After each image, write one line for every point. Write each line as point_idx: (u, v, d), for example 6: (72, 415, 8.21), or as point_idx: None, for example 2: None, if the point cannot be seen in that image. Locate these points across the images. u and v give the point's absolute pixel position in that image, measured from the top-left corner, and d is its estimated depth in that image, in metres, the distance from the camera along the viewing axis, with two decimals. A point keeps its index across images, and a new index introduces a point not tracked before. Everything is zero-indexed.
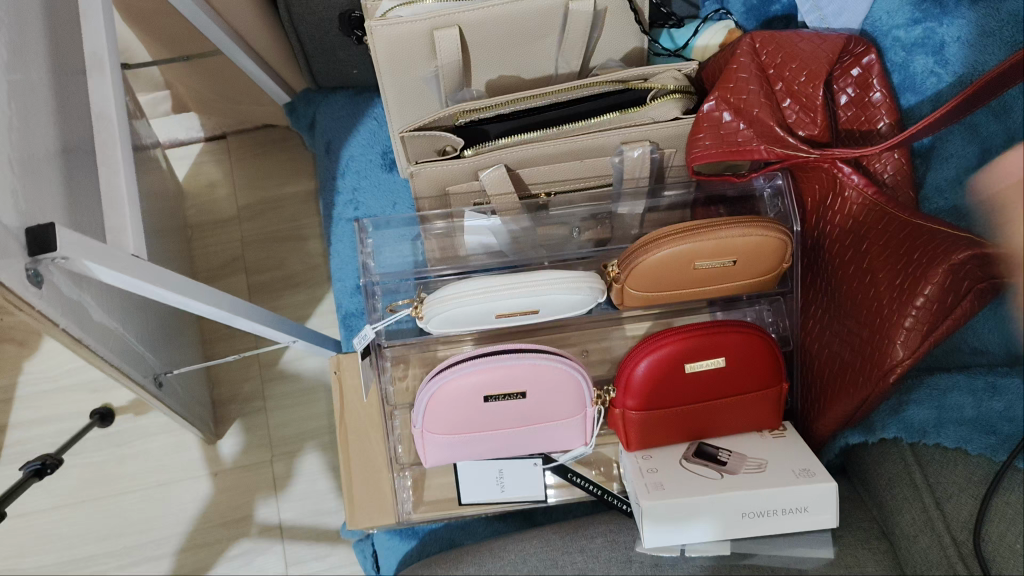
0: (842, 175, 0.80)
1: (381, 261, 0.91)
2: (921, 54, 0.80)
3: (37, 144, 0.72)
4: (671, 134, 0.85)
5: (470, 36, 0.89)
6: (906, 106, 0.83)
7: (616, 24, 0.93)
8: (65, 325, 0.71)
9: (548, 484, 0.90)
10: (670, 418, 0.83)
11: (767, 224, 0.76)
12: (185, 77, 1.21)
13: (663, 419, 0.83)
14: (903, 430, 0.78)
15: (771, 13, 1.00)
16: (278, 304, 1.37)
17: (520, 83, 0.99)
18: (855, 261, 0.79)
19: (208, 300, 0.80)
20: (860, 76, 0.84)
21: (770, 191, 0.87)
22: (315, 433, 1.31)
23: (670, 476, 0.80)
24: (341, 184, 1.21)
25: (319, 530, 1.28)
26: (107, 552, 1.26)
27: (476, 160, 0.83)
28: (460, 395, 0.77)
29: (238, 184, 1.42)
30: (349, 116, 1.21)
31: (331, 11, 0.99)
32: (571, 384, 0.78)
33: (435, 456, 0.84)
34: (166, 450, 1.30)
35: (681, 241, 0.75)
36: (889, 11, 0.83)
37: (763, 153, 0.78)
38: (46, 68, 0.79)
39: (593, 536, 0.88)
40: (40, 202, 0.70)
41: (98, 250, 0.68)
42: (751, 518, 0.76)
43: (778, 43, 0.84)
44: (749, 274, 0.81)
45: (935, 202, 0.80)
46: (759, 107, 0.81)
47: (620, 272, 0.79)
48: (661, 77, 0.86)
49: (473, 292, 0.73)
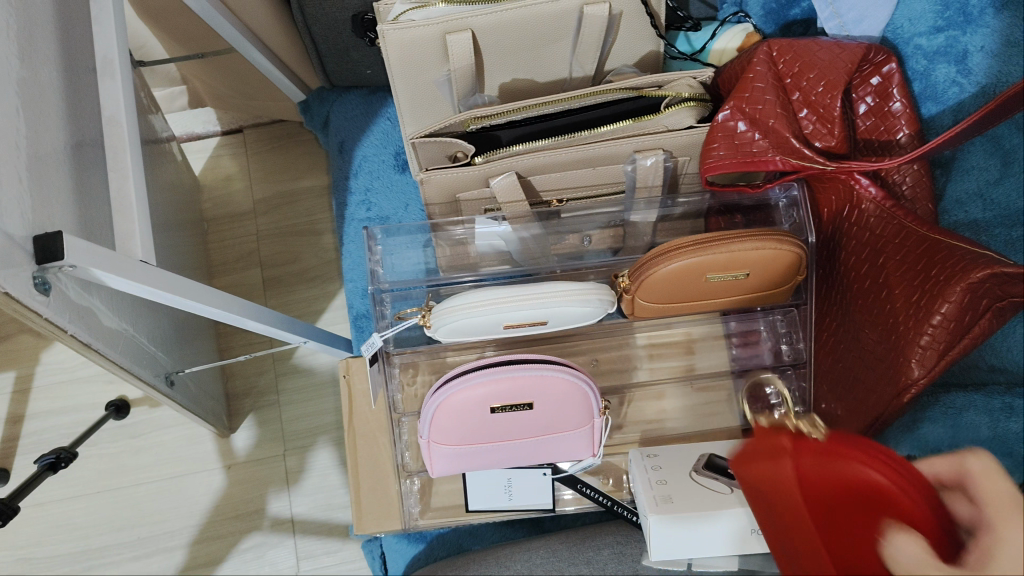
0: (859, 187, 0.79)
1: (393, 267, 0.90)
2: (943, 62, 0.78)
3: (46, 148, 0.72)
4: (686, 143, 0.84)
5: (483, 40, 0.88)
6: (926, 116, 0.81)
7: (632, 28, 0.91)
8: (74, 331, 0.71)
9: (564, 497, 0.91)
10: (765, 468, 0.55)
11: (780, 238, 0.75)
12: (200, 71, 1.20)
13: (754, 478, 0.55)
14: (915, 448, 0.76)
15: (790, 18, 0.98)
16: (291, 299, 1.36)
17: (534, 87, 0.98)
18: (871, 275, 0.77)
19: (216, 302, 0.80)
20: (879, 85, 0.82)
21: (785, 201, 0.87)
22: (326, 428, 1.32)
23: (679, 489, 0.78)
24: (354, 184, 1.21)
25: (330, 525, 1.28)
26: (121, 543, 1.27)
27: (487, 168, 0.82)
28: (466, 406, 0.77)
29: (254, 178, 1.42)
30: (362, 115, 1.20)
31: (344, 12, 0.98)
32: (578, 395, 0.78)
33: (442, 466, 0.83)
34: (181, 442, 1.31)
35: (694, 255, 0.73)
36: (912, 19, 0.81)
37: (779, 164, 0.77)
38: (57, 70, 0.78)
39: (600, 548, 0.87)
40: (47, 207, 0.70)
41: (105, 257, 0.67)
42: (761, 534, 0.75)
43: (796, 52, 0.82)
44: (761, 286, 0.79)
45: (954, 215, 0.80)
46: (776, 118, 0.79)
47: (630, 284, 0.78)
48: (676, 84, 0.84)
49: (484, 301, 0.72)
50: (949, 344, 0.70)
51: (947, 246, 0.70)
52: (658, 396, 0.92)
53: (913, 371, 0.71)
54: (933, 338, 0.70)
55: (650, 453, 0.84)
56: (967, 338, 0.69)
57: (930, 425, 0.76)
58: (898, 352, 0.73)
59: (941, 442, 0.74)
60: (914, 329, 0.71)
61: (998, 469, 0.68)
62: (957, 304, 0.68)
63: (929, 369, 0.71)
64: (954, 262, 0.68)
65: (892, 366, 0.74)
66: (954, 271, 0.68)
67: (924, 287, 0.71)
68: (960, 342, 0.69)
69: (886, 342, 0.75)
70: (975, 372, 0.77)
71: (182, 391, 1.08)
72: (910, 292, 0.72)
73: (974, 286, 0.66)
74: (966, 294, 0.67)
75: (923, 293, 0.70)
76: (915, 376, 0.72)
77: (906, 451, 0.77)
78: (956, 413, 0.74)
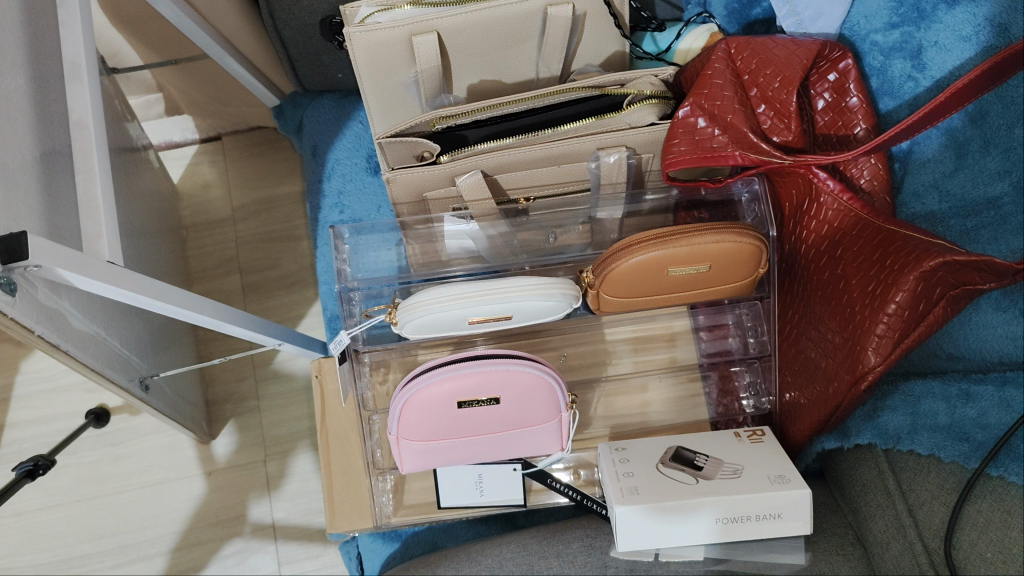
0: (817, 181, 0.79)
1: (361, 266, 0.91)
2: (899, 58, 0.80)
3: (12, 152, 0.73)
4: (648, 140, 0.85)
5: (448, 42, 0.89)
6: (884, 111, 0.84)
7: (597, 28, 0.93)
8: (42, 331, 0.72)
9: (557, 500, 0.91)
10: None
11: (739, 230, 0.76)
12: (174, 78, 1.20)
13: None
14: (876, 437, 0.78)
15: (752, 18, 1.00)
16: (271, 304, 1.37)
17: (503, 87, 0.99)
18: (829, 267, 0.79)
19: (189, 305, 0.80)
20: (836, 81, 0.84)
21: (748, 195, 0.88)
22: (307, 433, 1.32)
23: (647, 480, 0.79)
24: (328, 187, 1.21)
25: (310, 530, 1.28)
26: (102, 551, 1.27)
27: (452, 167, 0.83)
28: (433, 401, 0.77)
29: (232, 185, 1.43)
30: (335, 119, 1.21)
31: (313, 16, 0.99)
32: (545, 388, 0.79)
33: (412, 462, 0.84)
34: (160, 449, 1.31)
35: (655, 249, 0.75)
36: (868, 16, 0.83)
37: (738, 159, 0.78)
38: (24, 76, 0.79)
39: (570, 542, 0.88)
40: (14, 210, 0.70)
41: (72, 258, 0.68)
42: (726, 523, 0.76)
43: (753, 49, 0.83)
44: (723, 279, 0.81)
45: (912, 208, 0.81)
46: (734, 113, 0.81)
47: (594, 279, 0.80)
48: (638, 82, 0.85)
49: (450, 295, 0.74)
50: (904, 333, 0.72)
51: (902, 237, 0.72)
52: (629, 390, 0.93)
53: (869, 358, 0.73)
54: (888, 327, 0.71)
55: (619, 446, 0.85)
56: (922, 326, 0.71)
57: (890, 413, 0.77)
58: (854, 342, 0.75)
59: (901, 429, 0.76)
60: (870, 318, 0.72)
61: (954, 453, 0.71)
62: (910, 293, 0.69)
63: (885, 356, 0.73)
64: (907, 252, 0.70)
65: (848, 354, 0.76)
66: (908, 260, 0.69)
67: (879, 278, 0.72)
68: (914, 330, 0.72)
69: (843, 332, 0.76)
70: (933, 361, 0.79)
71: (159, 396, 1.08)
72: (866, 282, 0.74)
73: (926, 275, 0.68)
74: (919, 283, 0.69)
75: (878, 282, 0.72)
76: (872, 363, 0.73)
77: (867, 439, 0.78)
78: (914, 400, 0.76)
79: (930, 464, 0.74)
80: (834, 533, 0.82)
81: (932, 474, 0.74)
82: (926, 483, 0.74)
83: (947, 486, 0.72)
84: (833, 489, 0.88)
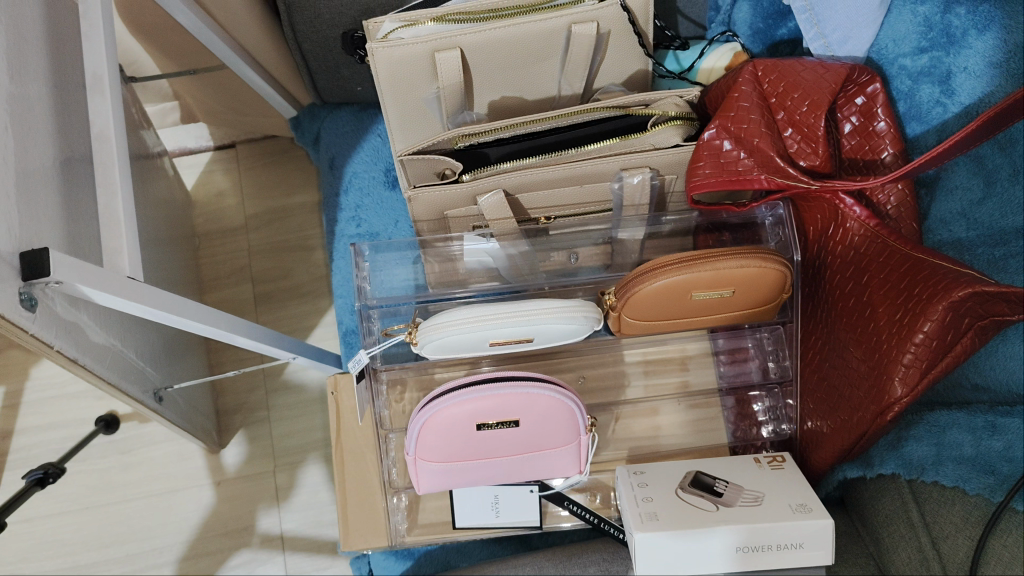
0: (843, 207, 0.79)
1: (380, 284, 0.91)
2: (927, 83, 0.80)
3: (33, 163, 0.72)
4: (672, 161, 0.84)
5: (472, 59, 0.88)
6: (911, 135, 0.83)
7: (620, 47, 0.92)
8: (61, 346, 0.70)
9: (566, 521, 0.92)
10: None
11: (765, 256, 0.75)
12: (193, 87, 1.20)
13: None
14: (900, 466, 0.77)
15: (777, 37, 1.00)
16: (282, 314, 1.37)
17: (524, 104, 0.99)
18: (855, 294, 0.78)
19: (205, 319, 0.80)
20: (863, 105, 0.83)
21: (771, 220, 0.87)
22: (317, 444, 1.31)
23: (666, 506, 0.78)
24: (345, 201, 1.21)
25: (319, 542, 1.28)
26: (110, 559, 1.26)
27: (475, 186, 0.83)
28: (452, 421, 0.77)
29: (246, 193, 1.42)
30: (353, 132, 1.21)
31: (334, 29, 0.98)
32: (564, 411, 0.78)
33: (428, 483, 0.83)
34: (170, 458, 1.30)
35: (680, 272, 0.74)
36: (896, 39, 0.82)
37: (763, 182, 0.77)
38: (45, 86, 0.78)
39: (586, 565, 0.87)
40: (35, 223, 0.69)
41: (93, 273, 0.67)
42: (746, 552, 0.75)
43: (781, 72, 0.82)
44: (746, 304, 0.80)
45: (938, 235, 0.81)
46: (760, 137, 0.80)
47: (616, 301, 0.79)
48: (661, 103, 0.85)
49: (473, 317, 0.73)
50: (931, 363, 0.71)
51: (930, 265, 0.71)
52: (650, 412, 0.92)
53: (896, 390, 0.72)
54: (915, 357, 0.70)
55: (637, 470, 0.84)
56: (949, 356, 0.70)
57: (914, 444, 0.76)
58: (881, 371, 0.74)
59: (925, 460, 0.75)
60: (897, 348, 0.71)
61: (980, 486, 0.71)
62: (939, 322, 0.68)
63: (912, 387, 0.72)
64: (936, 280, 0.69)
65: (874, 384, 0.75)
66: (936, 290, 0.68)
67: (906, 307, 0.71)
68: (942, 361, 0.71)
69: (869, 361, 0.75)
70: (958, 391, 0.78)
71: (171, 407, 1.08)
72: (893, 310, 0.73)
73: (955, 305, 0.67)
74: (947, 313, 0.68)
75: (906, 312, 0.71)
76: (898, 394, 0.72)
77: (891, 469, 0.78)
78: (939, 430, 0.75)
79: (955, 496, 0.73)
80: (855, 564, 0.80)
81: (956, 506, 0.73)
82: (951, 516, 0.73)
83: (972, 519, 0.71)
84: (853, 518, 0.87)
